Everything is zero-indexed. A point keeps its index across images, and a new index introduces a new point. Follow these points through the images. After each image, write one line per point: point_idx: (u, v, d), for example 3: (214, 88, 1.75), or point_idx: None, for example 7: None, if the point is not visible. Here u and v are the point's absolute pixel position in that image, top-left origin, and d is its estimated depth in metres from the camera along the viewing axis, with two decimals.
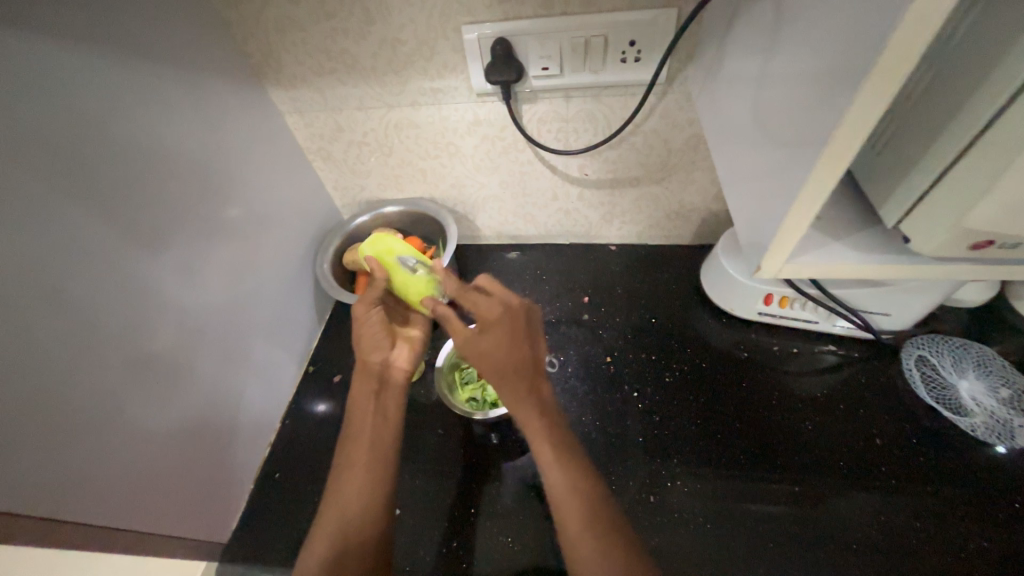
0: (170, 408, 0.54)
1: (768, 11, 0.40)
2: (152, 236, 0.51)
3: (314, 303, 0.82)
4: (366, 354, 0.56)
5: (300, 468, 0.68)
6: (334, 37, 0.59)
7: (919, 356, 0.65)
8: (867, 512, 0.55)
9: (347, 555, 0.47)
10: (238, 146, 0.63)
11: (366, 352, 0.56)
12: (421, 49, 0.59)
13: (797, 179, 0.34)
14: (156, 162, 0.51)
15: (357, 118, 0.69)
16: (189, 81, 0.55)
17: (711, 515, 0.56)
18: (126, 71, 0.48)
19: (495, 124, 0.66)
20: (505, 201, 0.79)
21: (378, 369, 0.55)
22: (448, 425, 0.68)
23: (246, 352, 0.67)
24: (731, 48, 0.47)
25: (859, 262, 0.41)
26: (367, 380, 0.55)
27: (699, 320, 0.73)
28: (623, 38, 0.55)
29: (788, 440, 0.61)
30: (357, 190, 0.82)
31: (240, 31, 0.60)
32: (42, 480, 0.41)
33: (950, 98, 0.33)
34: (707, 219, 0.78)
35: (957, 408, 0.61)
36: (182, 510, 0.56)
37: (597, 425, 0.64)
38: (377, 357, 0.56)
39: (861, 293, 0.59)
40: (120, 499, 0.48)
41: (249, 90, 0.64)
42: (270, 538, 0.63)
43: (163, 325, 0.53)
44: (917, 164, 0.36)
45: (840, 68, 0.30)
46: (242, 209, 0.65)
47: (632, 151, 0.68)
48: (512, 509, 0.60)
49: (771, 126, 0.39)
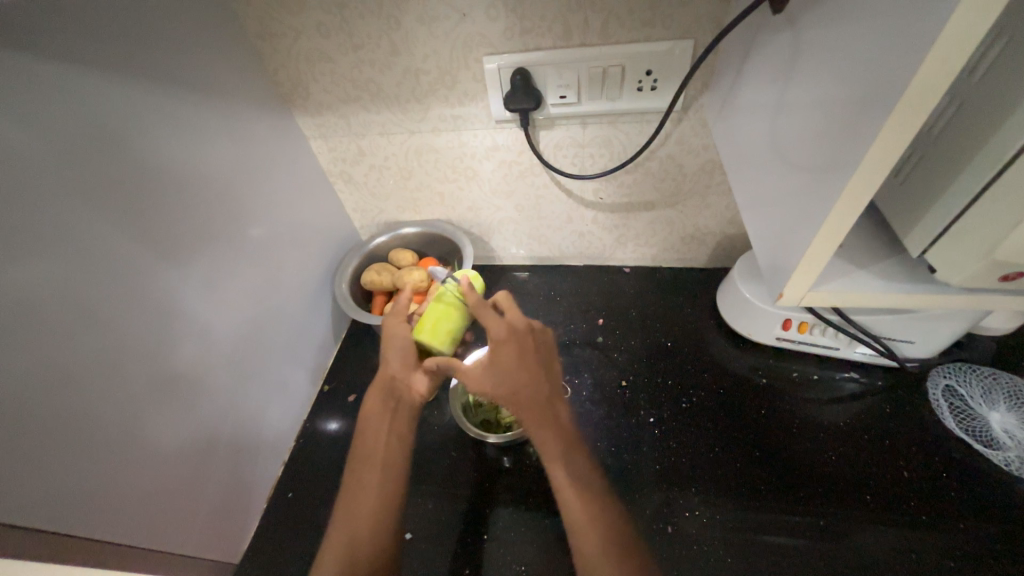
0: (186, 422, 0.54)
1: (785, 44, 0.41)
2: (178, 254, 0.53)
3: (331, 322, 0.83)
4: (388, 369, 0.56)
5: (313, 487, 0.68)
6: (360, 67, 0.62)
7: (946, 386, 0.63)
8: (895, 548, 0.53)
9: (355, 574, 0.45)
10: (263, 169, 0.65)
11: (391, 366, 0.56)
12: (443, 78, 0.61)
13: (819, 207, 0.34)
14: (185, 185, 0.54)
15: (378, 143, 0.71)
16: (219, 108, 0.58)
17: (731, 548, 0.54)
18: (162, 101, 0.51)
19: (512, 150, 0.68)
20: (520, 223, 0.80)
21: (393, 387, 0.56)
22: (461, 447, 0.67)
23: (265, 369, 0.67)
24: (748, 78, 0.48)
25: (884, 290, 0.40)
26: (383, 397, 0.56)
27: (715, 345, 0.73)
28: (639, 68, 0.56)
29: (810, 470, 0.59)
30: (376, 212, 0.84)
31: (272, 62, 0.63)
32: (63, 496, 0.42)
33: (974, 130, 0.33)
34: (723, 243, 0.77)
35: (989, 440, 0.58)
36: (198, 528, 0.57)
37: (612, 450, 0.63)
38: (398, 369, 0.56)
39: (884, 321, 0.58)
40: (128, 513, 0.48)
41: (277, 116, 0.67)
42: (280, 560, 0.62)
43: (187, 340, 0.54)
44: (944, 194, 0.36)
45: (863, 101, 0.30)
46: (265, 230, 0.67)
47: (647, 176, 0.69)
48: (526, 536, 0.59)
49: (791, 154, 0.39)
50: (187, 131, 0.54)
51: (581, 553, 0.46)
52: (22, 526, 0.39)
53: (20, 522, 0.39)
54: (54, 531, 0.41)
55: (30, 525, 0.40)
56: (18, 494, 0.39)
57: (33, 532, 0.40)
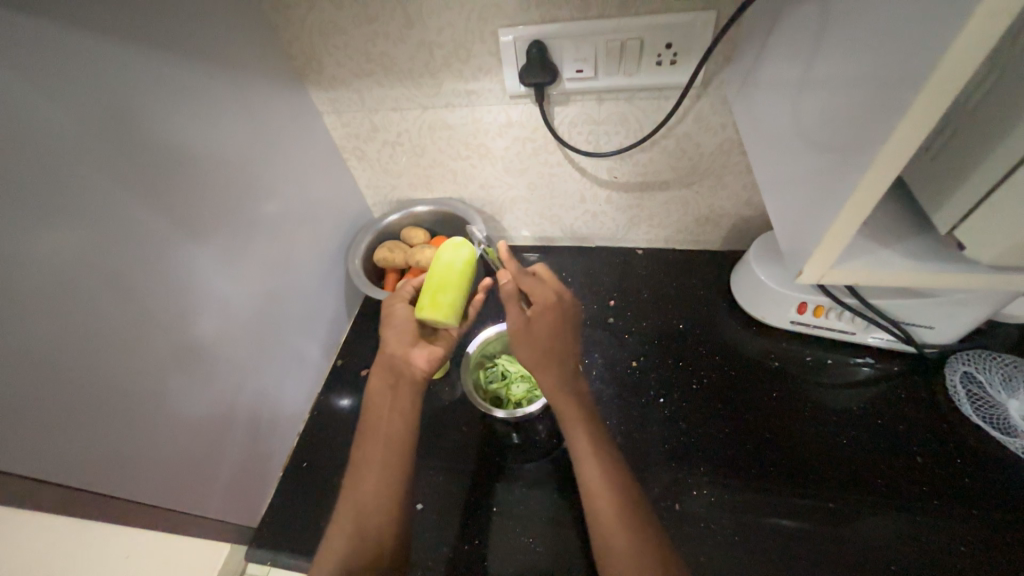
0: (204, 393, 0.56)
1: (813, 13, 0.39)
2: (198, 228, 0.54)
3: (344, 298, 0.84)
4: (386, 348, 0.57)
5: (327, 458, 0.69)
6: (374, 40, 0.61)
7: (965, 373, 0.61)
8: (904, 533, 0.53)
9: (360, 554, 0.47)
10: (277, 143, 0.65)
11: (390, 346, 0.57)
12: (458, 52, 0.60)
13: (844, 184, 0.33)
14: (200, 159, 0.54)
15: (391, 119, 0.70)
16: (233, 80, 0.58)
17: (737, 527, 0.55)
18: (177, 72, 0.51)
19: (526, 126, 0.67)
20: (533, 203, 0.79)
21: (393, 364, 0.56)
22: (471, 423, 0.68)
23: (280, 344, 0.69)
24: (772, 50, 0.46)
25: (908, 269, 0.39)
26: (383, 374, 0.56)
27: (727, 327, 0.72)
28: (659, 41, 0.54)
29: (821, 453, 0.59)
30: (388, 190, 0.84)
31: (285, 34, 0.62)
32: (87, 457, 0.44)
33: (1013, 100, 0.31)
34: (739, 225, 0.76)
35: (1007, 428, 0.57)
36: (218, 492, 0.59)
37: (621, 429, 0.64)
38: (396, 348, 0.56)
39: (903, 305, 0.57)
40: (146, 474, 0.49)
41: (290, 90, 0.66)
42: (295, 527, 0.64)
43: (205, 312, 0.56)
44: (976, 171, 0.35)
45: (895, 71, 0.29)
46: (279, 205, 0.67)
47: (664, 155, 0.67)
48: (534, 510, 0.60)
49: (815, 129, 0.38)
50: (203, 103, 0.54)
51: (597, 519, 0.46)
52: (44, 482, 0.41)
53: (40, 479, 0.41)
54: (71, 488, 0.43)
55: (52, 481, 0.42)
56: (40, 452, 0.40)
57: (52, 487, 0.41)
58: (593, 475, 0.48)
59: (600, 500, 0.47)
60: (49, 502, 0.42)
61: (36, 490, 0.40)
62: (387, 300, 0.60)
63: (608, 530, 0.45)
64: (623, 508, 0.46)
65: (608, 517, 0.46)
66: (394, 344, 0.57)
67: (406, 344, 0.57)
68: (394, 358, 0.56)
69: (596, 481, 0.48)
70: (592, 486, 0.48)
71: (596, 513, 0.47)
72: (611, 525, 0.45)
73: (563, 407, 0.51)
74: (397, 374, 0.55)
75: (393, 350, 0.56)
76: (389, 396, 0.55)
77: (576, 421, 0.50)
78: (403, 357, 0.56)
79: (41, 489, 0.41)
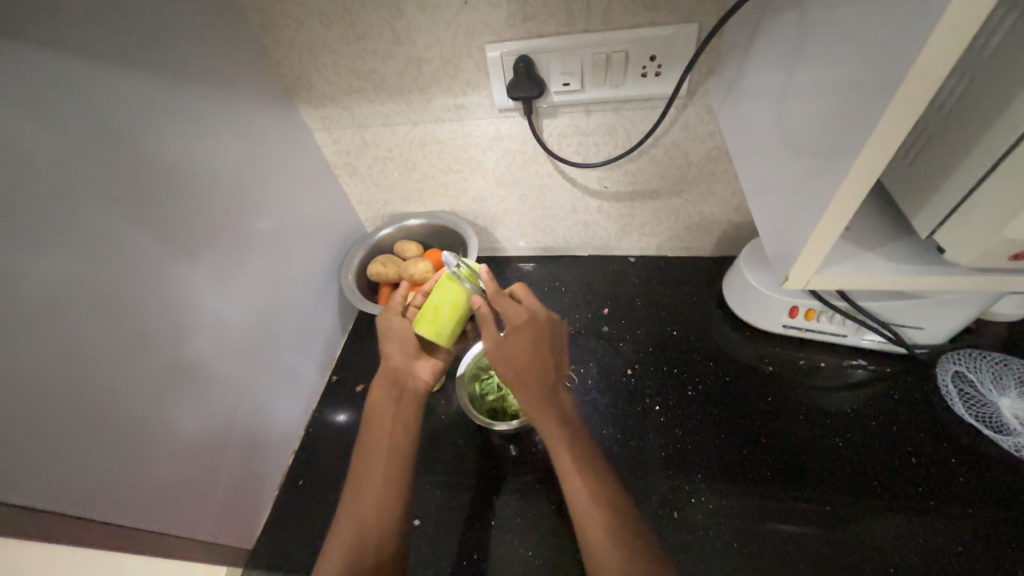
0: (197, 412, 0.55)
1: (791, 25, 0.40)
2: (190, 247, 0.54)
3: (338, 313, 0.84)
4: (389, 360, 0.56)
5: (323, 475, 0.69)
6: (363, 58, 0.62)
7: (956, 372, 0.62)
8: (901, 534, 0.53)
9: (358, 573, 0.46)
10: (269, 161, 0.66)
11: (392, 358, 0.55)
12: (446, 68, 0.61)
13: (825, 190, 0.34)
14: (192, 178, 0.54)
15: (382, 134, 0.71)
16: (223, 100, 0.58)
17: (736, 533, 0.55)
18: (168, 92, 0.51)
19: (516, 139, 0.68)
20: (525, 214, 0.80)
21: (398, 375, 0.55)
22: (468, 435, 0.68)
23: (275, 361, 0.68)
24: (753, 61, 0.47)
25: (893, 273, 0.40)
26: (387, 386, 0.55)
27: (721, 333, 0.72)
28: (643, 53, 0.56)
29: (817, 456, 0.59)
30: (381, 204, 0.84)
31: (276, 54, 0.63)
32: (77, 482, 0.43)
33: (985, 107, 0.32)
34: (729, 231, 0.77)
35: (1000, 426, 0.58)
36: (211, 513, 0.58)
37: (618, 438, 0.64)
38: (399, 360, 0.55)
39: (892, 307, 0.58)
40: (139, 496, 0.49)
41: (281, 108, 0.67)
42: (291, 547, 0.63)
43: (198, 331, 0.55)
44: (952, 176, 0.36)
45: (869, 81, 0.29)
46: (271, 222, 0.67)
47: (652, 164, 0.68)
48: (532, 523, 0.59)
49: (796, 137, 0.39)
50: (193, 123, 0.54)
51: (589, 543, 0.45)
52: (31, 508, 0.40)
53: (26, 505, 0.40)
54: (58, 513, 0.42)
55: (41, 508, 0.41)
56: (28, 477, 0.40)
57: (39, 513, 0.40)
58: (581, 498, 0.47)
59: (592, 523, 0.46)
60: (37, 529, 0.41)
61: (25, 517, 0.40)
62: (382, 316, 0.58)
63: (599, 553, 0.44)
64: (614, 530, 0.45)
65: (599, 541, 0.45)
66: (397, 357, 0.56)
67: (409, 356, 0.56)
68: (399, 371, 0.55)
69: (585, 505, 0.47)
70: (581, 508, 0.47)
71: (587, 538, 0.46)
72: (602, 549, 0.44)
73: (549, 430, 0.50)
74: (401, 387, 0.55)
75: (397, 362, 0.55)
76: (391, 409, 0.54)
77: (563, 444, 0.50)
78: (407, 369, 0.55)
79: (28, 516, 0.40)
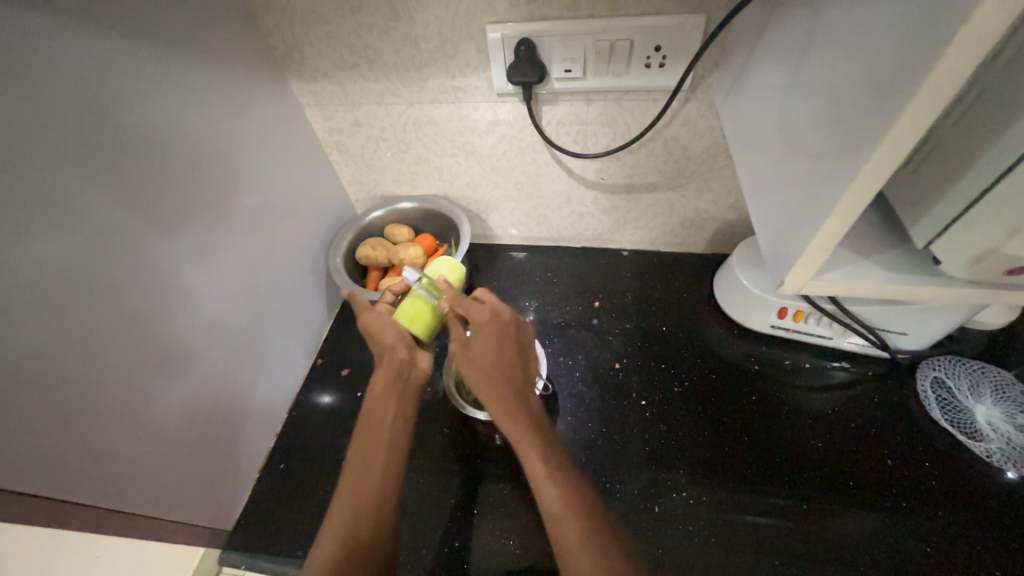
0: (175, 393, 0.54)
1: (802, 22, 0.39)
2: (170, 223, 0.52)
3: (325, 295, 0.83)
4: (393, 349, 0.55)
5: (305, 459, 0.68)
6: (358, 32, 0.59)
7: (935, 378, 0.64)
8: (871, 532, 0.54)
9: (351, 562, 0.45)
10: (256, 134, 0.63)
11: (395, 348, 0.55)
12: (445, 47, 0.59)
13: (827, 198, 0.33)
14: (175, 151, 0.52)
15: (376, 113, 0.69)
16: (210, 69, 0.55)
17: (715, 529, 0.56)
18: (150, 57, 0.48)
19: (514, 125, 0.66)
20: (519, 202, 0.78)
21: (401, 363, 0.54)
22: (454, 423, 0.68)
23: (256, 344, 0.67)
24: (760, 57, 0.46)
25: (885, 281, 0.40)
26: (391, 376, 0.54)
27: (709, 330, 0.73)
28: (648, 43, 0.54)
29: (795, 455, 0.60)
30: (371, 185, 0.82)
31: (266, 22, 0.60)
32: (46, 462, 0.41)
33: (992, 120, 0.32)
34: (722, 228, 0.77)
35: (973, 432, 0.59)
36: (190, 494, 0.57)
37: (603, 431, 0.64)
38: (402, 351, 0.55)
39: (879, 312, 0.58)
40: (107, 478, 0.47)
41: (270, 81, 0.64)
42: (271, 529, 0.63)
43: (178, 309, 0.54)
44: (951, 189, 0.36)
45: (881, 90, 0.29)
46: (257, 199, 0.65)
47: (650, 158, 0.67)
48: (515, 512, 0.60)
49: (801, 140, 0.38)
50: (176, 93, 0.51)
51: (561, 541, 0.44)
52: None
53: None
54: (15, 491, 0.40)
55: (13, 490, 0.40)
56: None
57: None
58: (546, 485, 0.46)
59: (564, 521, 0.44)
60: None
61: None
62: (361, 315, 0.59)
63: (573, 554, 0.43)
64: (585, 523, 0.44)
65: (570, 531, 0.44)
66: (400, 348, 0.55)
67: (410, 350, 0.56)
68: (404, 364, 0.55)
69: (556, 501, 0.45)
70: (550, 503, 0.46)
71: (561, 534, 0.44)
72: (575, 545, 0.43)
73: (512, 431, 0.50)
74: (406, 381, 0.55)
75: (403, 355, 0.55)
76: (395, 400, 0.53)
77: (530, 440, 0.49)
78: (409, 362, 0.55)
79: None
